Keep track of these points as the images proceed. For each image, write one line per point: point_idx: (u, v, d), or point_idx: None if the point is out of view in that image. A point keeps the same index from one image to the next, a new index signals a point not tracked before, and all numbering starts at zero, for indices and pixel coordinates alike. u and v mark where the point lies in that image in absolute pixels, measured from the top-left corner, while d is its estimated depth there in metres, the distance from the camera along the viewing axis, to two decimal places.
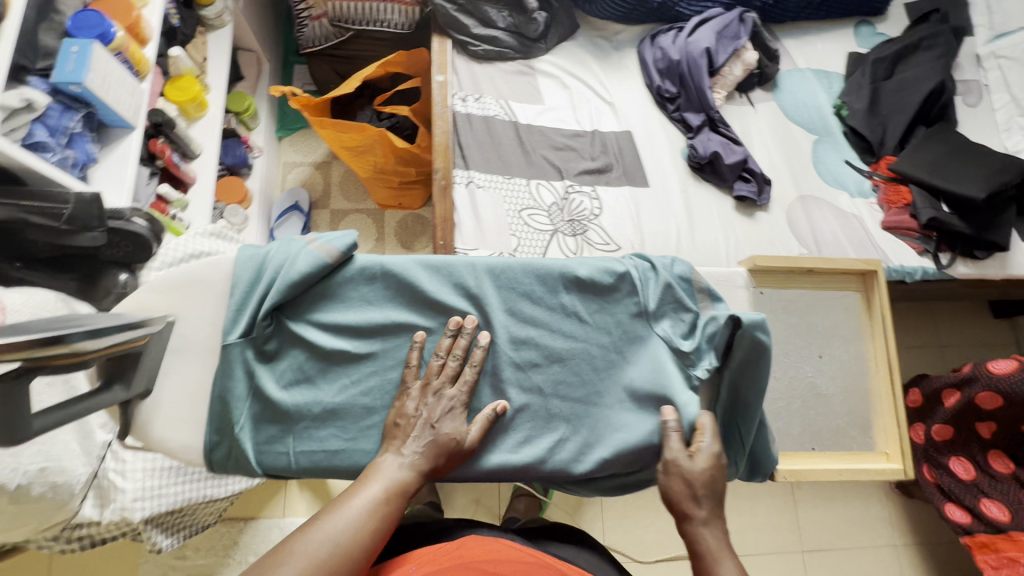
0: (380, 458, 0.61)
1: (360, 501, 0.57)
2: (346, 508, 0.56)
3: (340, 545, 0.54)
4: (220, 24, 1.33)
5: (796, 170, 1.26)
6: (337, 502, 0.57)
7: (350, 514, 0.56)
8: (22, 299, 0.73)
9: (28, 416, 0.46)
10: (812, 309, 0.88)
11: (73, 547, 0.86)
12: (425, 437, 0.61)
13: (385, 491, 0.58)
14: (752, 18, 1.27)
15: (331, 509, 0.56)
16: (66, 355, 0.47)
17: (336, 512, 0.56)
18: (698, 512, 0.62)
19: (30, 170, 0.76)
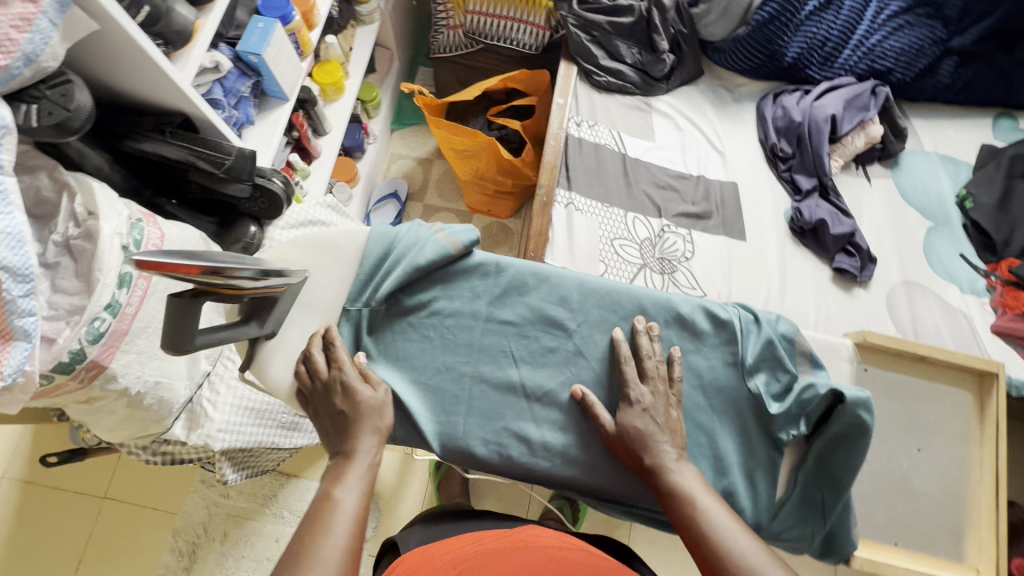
0: (338, 459, 0.59)
1: (341, 501, 0.54)
2: (329, 521, 0.52)
3: (343, 561, 0.49)
4: (370, 20, 1.45)
5: (905, 253, 1.21)
6: (312, 521, 0.52)
7: (334, 522, 0.52)
8: (176, 231, 0.83)
9: (192, 334, 0.52)
10: (916, 400, 0.83)
11: (155, 460, 0.94)
12: (355, 416, 0.60)
13: (355, 488, 0.56)
14: (886, 92, 1.24)
15: (312, 527, 0.51)
16: (232, 286, 0.55)
17: (321, 524, 0.51)
18: (648, 447, 0.60)
19: (206, 121, 0.86)
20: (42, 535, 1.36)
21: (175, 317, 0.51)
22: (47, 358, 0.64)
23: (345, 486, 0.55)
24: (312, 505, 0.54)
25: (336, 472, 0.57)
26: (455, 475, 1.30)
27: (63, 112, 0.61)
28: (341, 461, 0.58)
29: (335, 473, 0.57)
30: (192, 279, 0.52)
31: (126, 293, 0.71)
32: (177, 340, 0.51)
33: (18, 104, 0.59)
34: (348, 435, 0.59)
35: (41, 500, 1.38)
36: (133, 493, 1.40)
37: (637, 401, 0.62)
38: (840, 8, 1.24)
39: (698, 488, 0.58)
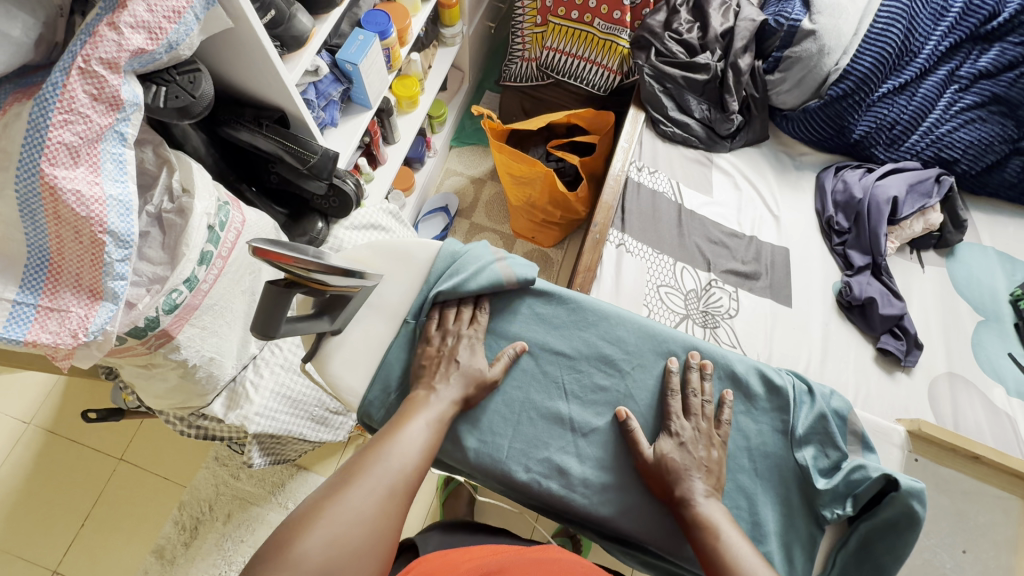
0: (415, 395, 0.63)
1: (408, 440, 0.58)
2: (391, 455, 0.56)
3: (408, 467, 0.57)
4: (452, 42, 1.52)
5: (953, 344, 1.18)
6: (379, 451, 0.57)
7: (397, 455, 0.57)
8: (255, 217, 0.87)
9: (279, 321, 0.56)
10: (967, 499, 0.79)
11: (189, 433, 0.97)
12: (454, 372, 0.64)
13: (428, 424, 0.60)
14: (950, 181, 1.24)
15: (380, 452, 0.56)
16: (317, 281, 0.57)
17: (388, 443, 0.57)
18: (682, 481, 0.61)
19: (299, 119, 0.91)
20: (55, 487, 1.38)
21: (270, 303, 0.55)
22: (125, 321, 0.67)
23: (417, 423, 0.60)
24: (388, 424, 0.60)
25: (412, 409, 0.61)
26: (462, 491, 1.28)
27: (188, 98, 0.66)
28: (421, 407, 0.61)
29: (411, 405, 0.61)
30: (286, 270, 0.55)
31: (204, 269, 0.75)
32: (266, 326, 0.55)
33: (150, 85, 0.64)
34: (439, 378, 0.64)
35: (60, 452, 1.41)
36: (149, 459, 1.43)
37: (677, 434, 0.64)
38: (914, 93, 1.25)
39: (726, 525, 0.58)
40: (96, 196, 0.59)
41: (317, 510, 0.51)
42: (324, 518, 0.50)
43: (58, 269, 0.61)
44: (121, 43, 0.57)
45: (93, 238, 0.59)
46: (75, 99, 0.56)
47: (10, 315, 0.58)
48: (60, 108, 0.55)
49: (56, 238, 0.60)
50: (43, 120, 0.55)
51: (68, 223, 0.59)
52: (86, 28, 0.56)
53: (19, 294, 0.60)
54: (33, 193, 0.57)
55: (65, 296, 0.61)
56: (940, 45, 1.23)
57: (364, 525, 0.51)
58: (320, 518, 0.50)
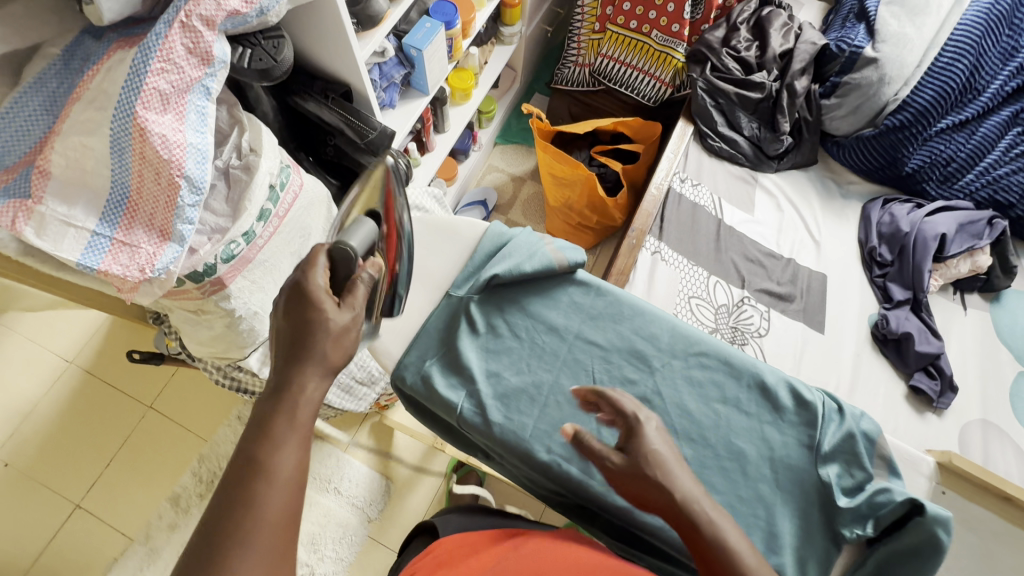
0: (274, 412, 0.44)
1: (275, 468, 0.41)
2: (259, 502, 0.40)
3: (285, 508, 0.40)
4: (509, 41, 1.56)
5: (988, 391, 1.15)
6: (239, 500, 0.39)
7: (262, 500, 0.40)
8: (311, 183, 0.91)
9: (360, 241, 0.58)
10: None
11: (223, 383, 1.01)
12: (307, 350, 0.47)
13: (298, 441, 0.43)
14: (1004, 225, 1.20)
15: (236, 512, 0.39)
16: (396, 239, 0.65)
17: (245, 495, 0.40)
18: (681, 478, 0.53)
19: (363, 96, 0.95)
20: (86, 425, 1.45)
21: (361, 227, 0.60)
22: (186, 265, 0.71)
23: (288, 445, 0.42)
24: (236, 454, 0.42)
25: (273, 424, 0.43)
26: (471, 478, 1.30)
27: (271, 61, 0.70)
28: (291, 426, 0.44)
29: (268, 427, 0.43)
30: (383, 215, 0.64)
31: (262, 226, 0.79)
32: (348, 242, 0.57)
33: (238, 46, 0.69)
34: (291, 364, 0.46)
35: (94, 393, 1.48)
36: (176, 409, 1.49)
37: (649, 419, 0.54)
38: (973, 132, 1.22)
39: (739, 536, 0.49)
40: (179, 142, 0.63)
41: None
42: None
43: (135, 208, 0.65)
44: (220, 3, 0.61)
45: (171, 181, 0.64)
46: (174, 50, 0.61)
47: (90, 245, 0.63)
48: (159, 56, 0.60)
49: (137, 176, 0.64)
50: (144, 66, 0.60)
51: (150, 163, 0.63)
52: None
53: (98, 226, 0.64)
54: (125, 132, 0.61)
55: (138, 232, 0.66)
56: (1007, 85, 1.20)
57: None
58: None
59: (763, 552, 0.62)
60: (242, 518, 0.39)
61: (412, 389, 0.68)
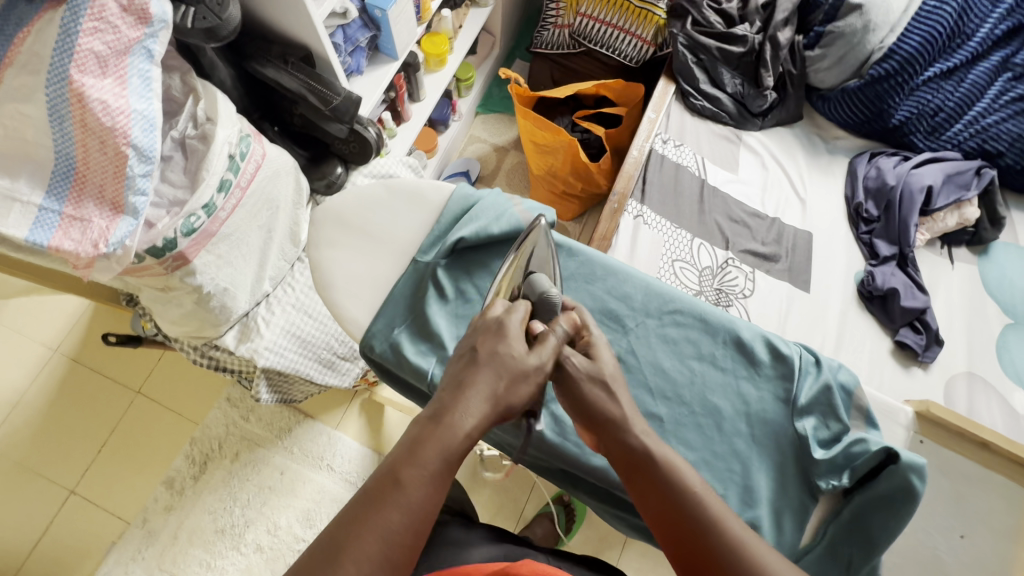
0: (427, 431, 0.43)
1: (411, 497, 0.40)
2: (387, 525, 0.39)
3: (403, 546, 0.40)
4: (484, 3, 1.50)
5: (974, 344, 1.15)
6: (371, 516, 0.39)
7: (392, 528, 0.39)
8: (277, 153, 0.88)
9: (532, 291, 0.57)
10: None
11: (202, 363, 1.00)
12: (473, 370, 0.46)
13: (432, 478, 0.41)
14: (992, 175, 1.18)
15: (366, 529, 0.39)
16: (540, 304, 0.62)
17: (377, 514, 0.39)
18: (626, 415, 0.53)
19: (325, 60, 0.91)
20: (76, 412, 1.45)
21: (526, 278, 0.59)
22: (144, 240, 0.69)
23: (424, 472, 0.41)
24: (380, 472, 0.42)
25: (420, 443, 0.42)
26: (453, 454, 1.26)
27: (215, 19, 0.65)
28: (441, 462, 0.42)
29: (416, 447, 0.42)
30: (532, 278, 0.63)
31: (223, 197, 0.76)
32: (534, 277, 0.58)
33: (180, 4, 0.65)
34: (456, 390, 0.45)
35: (81, 381, 1.47)
36: (165, 394, 1.48)
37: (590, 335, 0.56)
38: (962, 79, 1.18)
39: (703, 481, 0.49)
40: (121, 108, 0.60)
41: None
42: None
43: (83, 179, 0.63)
44: None
45: (117, 150, 0.61)
46: (106, 8, 0.57)
47: (37, 220, 0.61)
48: (90, 15, 0.56)
49: (81, 146, 0.61)
50: (74, 26, 0.56)
51: (93, 132, 0.60)
52: None
53: (44, 200, 0.62)
54: (61, 99, 0.58)
55: (88, 206, 0.63)
56: (996, 29, 1.16)
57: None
58: None
59: (739, 507, 0.62)
60: (367, 539, 0.39)
61: (381, 357, 0.66)
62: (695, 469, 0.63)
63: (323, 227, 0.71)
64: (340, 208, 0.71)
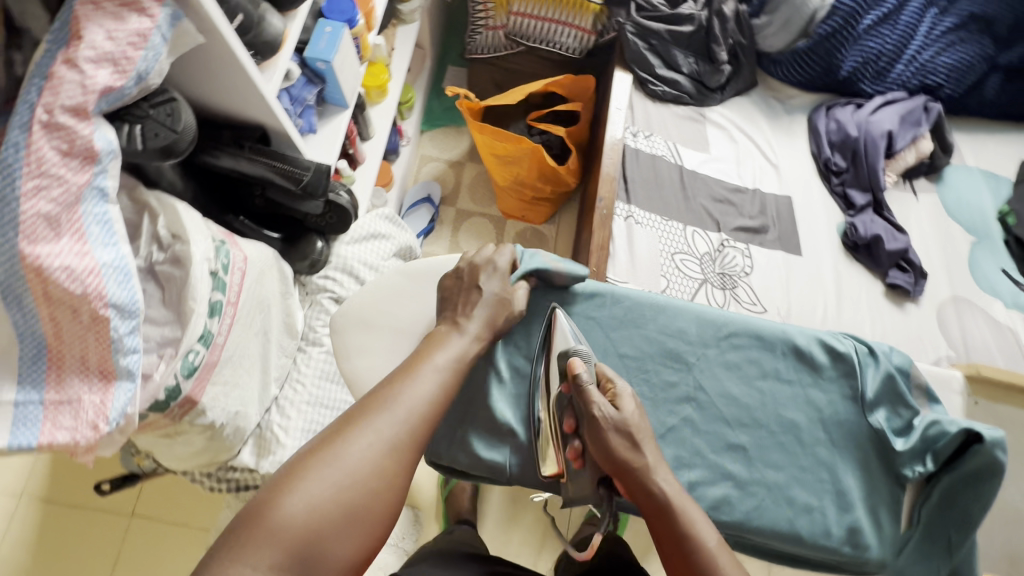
0: (437, 335, 0.63)
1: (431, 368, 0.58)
2: (415, 385, 0.57)
3: (427, 405, 0.56)
4: (411, 20, 1.41)
5: (953, 268, 1.21)
6: (403, 380, 0.57)
7: (418, 387, 0.57)
8: (256, 249, 0.78)
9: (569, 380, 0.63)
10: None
11: (219, 487, 0.90)
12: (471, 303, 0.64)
13: (445, 366, 0.60)
14: (938, 108, 1.25)
15: (401, 385, 0.57)
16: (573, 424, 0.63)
17: (407, 383, 0.57)
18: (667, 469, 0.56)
19: (282, 134, 0.81)
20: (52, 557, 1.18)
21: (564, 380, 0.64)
22: (145, 397, 0.60)
23: (438, 359, 0.60)
24: (402, 366, 0.59)
25: (434, 343, 0.62)
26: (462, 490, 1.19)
27: (171, 134, 0.56)
28: (452, 360, 0.60)
29: (431, 344, 0.62)
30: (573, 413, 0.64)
31: (216, 322, 0.67)
32: (561, 348, 0.65)
33: (122, 124, 0.55)
34: (458, 317, 0.64)
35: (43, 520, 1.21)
36: (163, 509, 1.23)
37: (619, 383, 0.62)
38: (896, 22, 1.24)
39: None
40: (89, 268, 0.50)
41: (320, 455, 0.50)
42: (344, 444, 0.51)
43: (59, 355, 0.53)
44: (85, 84, 0.47)
45: (95, 315, 0.51)
46: (44, 159, 0.47)
47: (16, 419, 0.51)
48: (29, 172, 0.46)
49: (51, 320, 0.51)
50: (9, 190, 0.46)
51: (62, 302, 0.50)
52: (37, 68, 0.46)
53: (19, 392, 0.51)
54: (14, 275, 0.48)
55: (73, 383, 0.53)
56: None
57: (367, 484, 0.50)
58: (339, 452, 0.50)
59: (837, 513, 0.63)
60: (400, 391, 0.56)
61: (453, 462, 0.67)
62: (789, 488, 0.63)
63: (349, 334, 0.69)
64: (360, 311, 0.70)
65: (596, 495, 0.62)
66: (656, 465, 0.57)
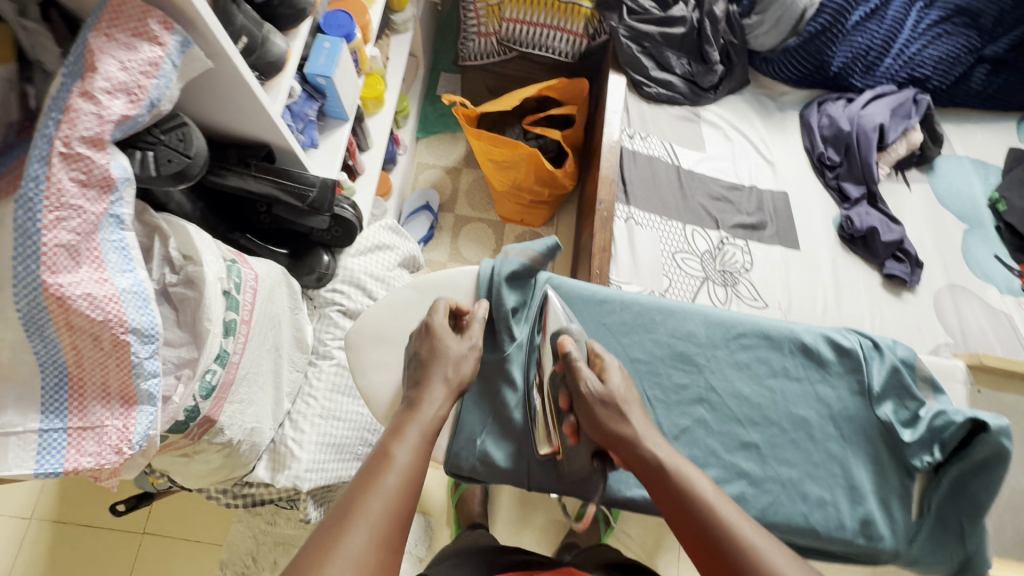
0: (404, 413, 0.58)
1: (399, 454, 0.52)
2: (383, 477, 0.50)
3: (402, 496, 0.49)
4: (404, 29, 1.41)
5: (947, 257, 1.23)
6: (370, 475, 0.50)
7: (390, 480, 0.50)
8: (265, 266, 0.79)
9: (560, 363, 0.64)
10: None
11: (236, 503, 0.91)
12: (429, 369, 0.61)
13: (413, 447, 0.54)
14: (927, 101, 1.27)
15: (369, 480, 0.49)
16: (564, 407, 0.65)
17: (376, 475, 0.50)
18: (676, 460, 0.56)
19: (287, 151, 0.82)
20: None
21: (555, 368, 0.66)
22: (165, 419, 0.60)
23: (406, 442, 0.54)
24: (366, 464, 0.52)
25: (398, 426, 0.56)
26: (474, 492, 1.20)
27: (183, 159, 0.57)
28: (420, 436, 0.55)
29: (399, 424, 0.56)
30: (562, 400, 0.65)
31: (232, 341, 0.68)
32: (554, 325, 0.68)
33: (134, 151, 0.55)
34: (420, 388, 0.60)
35: (52, 546, 1.19)
36: (175, 526, 1.23)
37: (605, 355, 0.64)
38: (883, 17, 1.27)
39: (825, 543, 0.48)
40: (109, 295, 0.51)
41: None
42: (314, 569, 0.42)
43: (81, 383, 0.53)
44: (101, 115, 0.48)
45: (116, 341, 0.52)
46: (64, 190, 0.47)
47: (42, 446, 0.51)
48: (49, 204, 0.47)
49: (73, 349, 0.52)
50: (31, 224, 0.46)
51: (84, 330, 0.51)
52: (54, 102, 0.47)
53: (44, 422, 0.51)
54: (37, 307, 0.49)
55: (96, 410, 0.54)
56: None
57: None
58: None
59: (850, 506, 0.64)
60: (370, 487, 0.49)
61: (472, 472, 0.68)
62: (803, 484, 0.65)
63: (364, 348, 0.71)
64: (373, 326, 0.72)
65: (591, 468, 0.65)
66: (645, 432, 0.58)
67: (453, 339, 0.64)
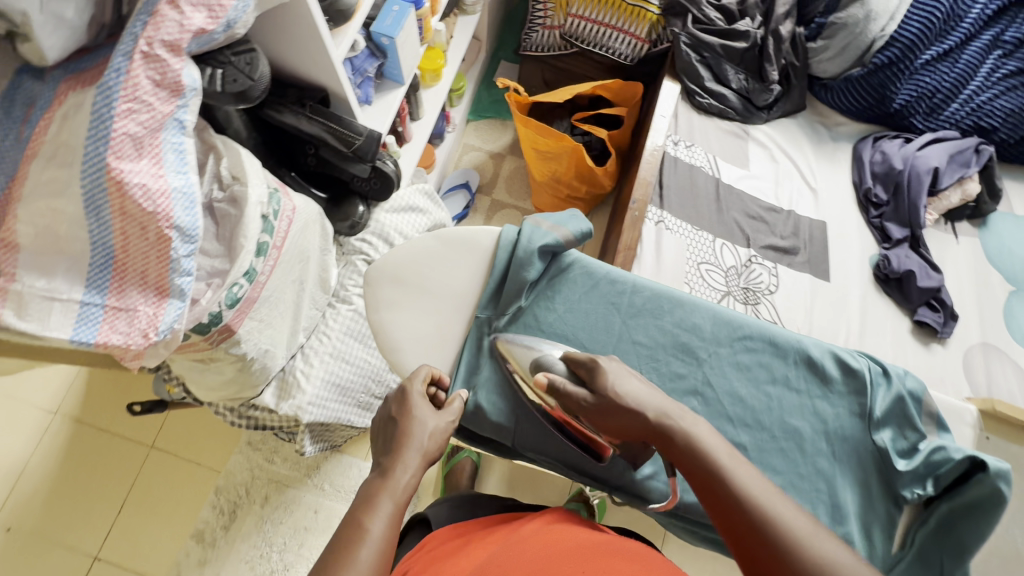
0: (372, 479, 0.53)
1: (372, 529, 0.46)
2: (353, 556, 0.44)
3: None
4: (472, 11, 1.46)
5: (987, 315, 1.17)
6: (339, 552, 0.44)
7: (361, 556, 0.44)
8: (305, 202, 0.84)
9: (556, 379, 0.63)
10: None
11: (240, 423, 0.96)
12: (404, 433, 0.57)
13: (387, 520, 0.48)
14: (989, 151, 1.23)
15: (336, 557, 0.44)
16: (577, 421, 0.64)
17: (345, 552, 0.44)
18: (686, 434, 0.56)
19: (342, 99, 0.86)
20: (69, 477, 1.25)
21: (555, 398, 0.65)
22: (190, 318, 0.65)
23: (381, 511, 0.48)
24: (334, 538, 0.46)
25: (369, 493, 0.50)
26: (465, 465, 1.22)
27: (247, 81, 0.62)
28: (393, 504, 0.50)
29: (368, 491, 0.51)
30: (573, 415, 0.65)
31: (262, 261, 0.72)
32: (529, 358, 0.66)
33: (206, 67, 0.60)
34: (392, 453, 0.55)
35: (67, 442, 1.27)
36: (180, 444, 1.29)
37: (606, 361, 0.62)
38: (957, 60, 1.23)
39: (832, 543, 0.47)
40: (162, 189, 0.56)
41: None
42: None
43: (124, 267, 0.58)
44: (183, 23, 0.53)
45: (160, 234, 0.56)
46: (139, 86, 0.52)
47: (81, 316, 0.55)
48: (124, 96, 0.52)
49: (121, 234, 0.56)
50: (107, 110, 0.52)
51: (134, 218, 0.55)
52: (144, 6, 0.52)
53: (86, 295, 0.56)
54: (98, 187, 0.54)
55: (132, 294, 0.58)
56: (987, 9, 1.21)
57: None
58: None
59: (830, 524, 0.64)
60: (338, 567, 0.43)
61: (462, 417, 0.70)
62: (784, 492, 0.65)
63: (381, 287, 0.75)
64: (393, 267, 0.75)
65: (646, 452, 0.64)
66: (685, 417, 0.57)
67: (428, 411, 0.60)
